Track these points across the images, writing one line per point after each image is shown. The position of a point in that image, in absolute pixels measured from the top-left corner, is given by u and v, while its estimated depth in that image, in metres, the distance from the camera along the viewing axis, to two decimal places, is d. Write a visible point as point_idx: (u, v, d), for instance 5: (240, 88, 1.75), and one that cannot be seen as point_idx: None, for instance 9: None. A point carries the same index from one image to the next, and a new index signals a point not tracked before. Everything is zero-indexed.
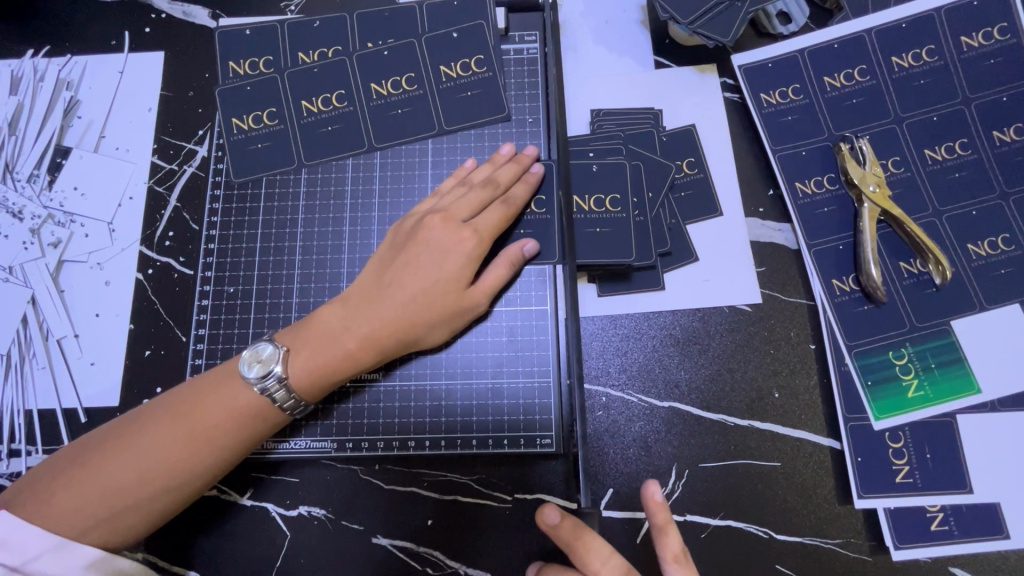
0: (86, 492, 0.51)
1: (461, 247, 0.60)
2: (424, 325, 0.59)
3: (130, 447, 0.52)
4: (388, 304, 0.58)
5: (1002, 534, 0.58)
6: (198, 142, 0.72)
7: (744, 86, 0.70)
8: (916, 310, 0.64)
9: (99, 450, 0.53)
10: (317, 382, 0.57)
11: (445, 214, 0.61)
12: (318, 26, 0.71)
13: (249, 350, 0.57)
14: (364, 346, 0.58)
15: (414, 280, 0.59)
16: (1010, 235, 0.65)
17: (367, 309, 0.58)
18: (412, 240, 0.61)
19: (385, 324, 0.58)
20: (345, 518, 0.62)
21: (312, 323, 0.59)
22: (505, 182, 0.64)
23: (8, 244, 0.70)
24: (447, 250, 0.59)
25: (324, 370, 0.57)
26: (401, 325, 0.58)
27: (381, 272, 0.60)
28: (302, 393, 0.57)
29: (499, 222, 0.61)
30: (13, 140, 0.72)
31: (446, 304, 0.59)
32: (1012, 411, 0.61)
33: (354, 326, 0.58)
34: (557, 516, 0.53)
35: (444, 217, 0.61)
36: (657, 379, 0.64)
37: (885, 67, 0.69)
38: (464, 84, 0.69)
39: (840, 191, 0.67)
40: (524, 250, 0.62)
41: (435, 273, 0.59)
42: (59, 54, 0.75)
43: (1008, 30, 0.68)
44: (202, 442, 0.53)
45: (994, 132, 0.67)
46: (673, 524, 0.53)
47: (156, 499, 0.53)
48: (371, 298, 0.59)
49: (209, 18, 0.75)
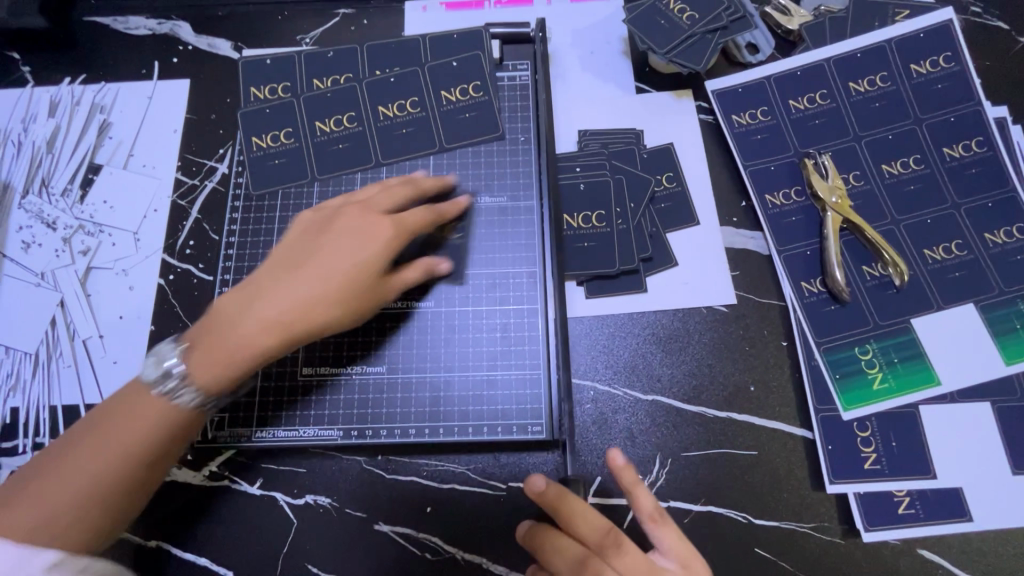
0: (32, 507, 0.49)
1: (382, 240, 0.62)
2: (316, 314, 0.58)
3: (75, 455, 0.51)
4: (290, 293, 0.58)
5: (963, 517, 0.63)
6: (219, 160, 0.78)
7: (716, 109, 0.78)
8: (878, 308, 0.69)
9: (47, 465, 0.51)
10: (220, 372, 0.55)
11: (364, 212, 0.64)
12: (331, 55, 0.79)
13: (153, 353, 0.56)
14: (269, 334, 0.57)
15: (318, 271, 0.59)
16: (963, 241, 0.71)
17: (274, 299, 0.58)
18: (319, 236, 0.62)
19: (282, 314, 0.57)
20: (349, 506, 0.65)
21: (218, 312, 0.58)
22: (411, 189, 0.68)
23: (41, 252, 0.76)
24: (358, 241, 0.61)
25: (234, 361, 0.56)
26: (302, 313, 0.58)
27: (286, 265, 0.60)
28: (204, 384, 0.54)
29: (421, 223, 0.66)
30: (49, 158, 0.79)
31: (331, 296, 0.59)
32: (970, 402, 0.66)
33: (263, 314, 0.57)
34: (543, 484, 0.57)
35: (363, 212, 0.64)
36: (641, 374, 0.68)
37: (844, 92, 0.76)
38: (463, 107, 0.76)
39: (806, 202, 0.73)
40: (438, 264, 0.68)
41: (339, 262, 0.60)
42: (94, 82, 0.82)
43: (952, 58, 0.76)
44: (143, 439, 0.53)
45: (945, 149, 0.74)
46: (639, 483, 0.56)
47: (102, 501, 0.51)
48: (275, 287, 0.58)
49: (231, 49, 0.82)
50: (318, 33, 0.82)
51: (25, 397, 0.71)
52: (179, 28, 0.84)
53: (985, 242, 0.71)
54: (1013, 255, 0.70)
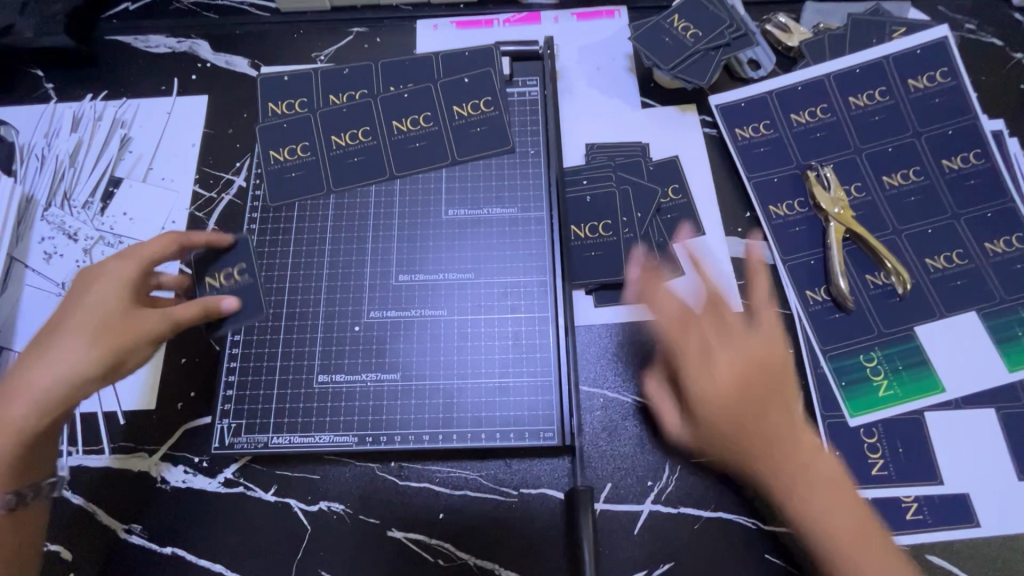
0: None
1: (123, 304, 0.61)
2: (71, 368, 0.58)
3: None
4: (38, 371, 0.58)
5: (971, 522, 0.63)
6: (236, 173, 0.80)
7: (720, 122, 0.80)
8: (882, 316, 0.71)
9: None
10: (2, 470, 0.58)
11: (129, 269, 0.63)
12: (347, 72, 0.81)
13: None
14: (21, 408, 0.58)
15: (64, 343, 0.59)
16: (964, 250, 0.72)
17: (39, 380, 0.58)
18: (70, 297, 0.62)
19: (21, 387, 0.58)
20: (362, 512, 0.66)
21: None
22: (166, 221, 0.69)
23: (62, 263, 0.78)
24: (97, 292, 0.61)
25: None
26: (48, 389, 0.58)
27: (38, 338, 0.61)
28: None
29: (155, 251, 0.65)
30: (71, 171, 0.81)
31: (98, 353, 0.58)
32: (975, 409, 0.67)
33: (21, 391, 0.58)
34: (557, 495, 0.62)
35: (128, 262, 0.63)
36: (649, 382, 0.70)
37: (844, 106, 0.79)
38: (474, 122, 0.79)
39: (809, 213, 0.75)
40: (223, 306, 0.68)
41: (87, 316, 0.60)
42: (116, 98, 0.85)
43: (949, 74, 0.78)
44: None
45: (944, 161, 0.76)
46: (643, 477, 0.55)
47: None
48: (26, 364, 0.59)
49: (249, 66, 0.85)
50: (332, 51, 0.85)
51: None
52: (197, 46, 0.87)
53: (985, 251, 0.72)
54: (1014, 264, 0.72)
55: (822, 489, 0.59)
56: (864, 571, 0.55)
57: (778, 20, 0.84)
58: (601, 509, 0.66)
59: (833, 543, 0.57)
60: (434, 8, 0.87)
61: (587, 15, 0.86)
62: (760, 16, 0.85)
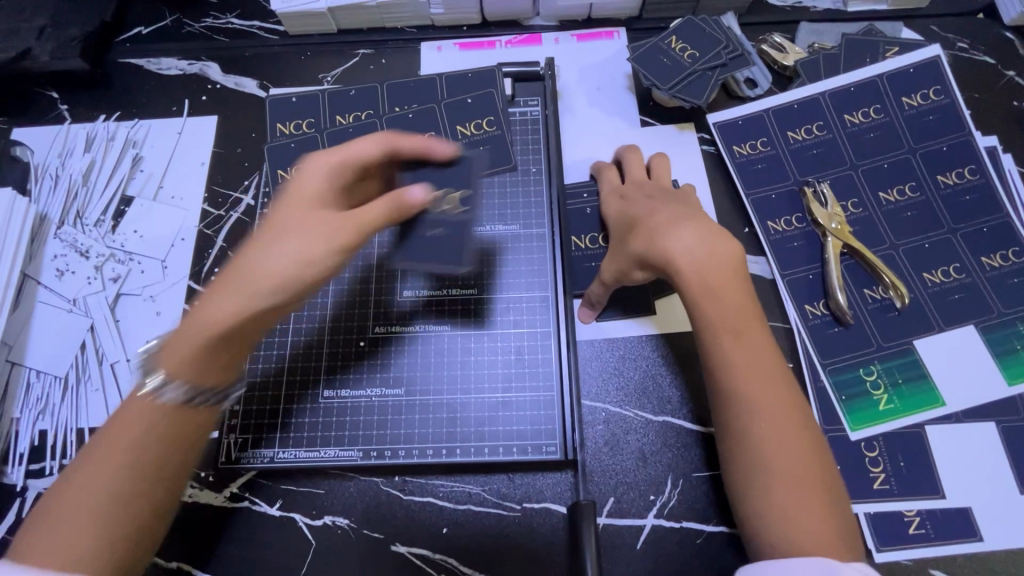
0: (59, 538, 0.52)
1: (311, 208, 0.59)
2: (321, 266, 0.56)
3: (80, 487, 0.54)
4: (170, 347, 0.56)
5: (973, 537, 0.64)
6: (244, 192, 0.82)
7: (718, 140, 0.81)
8: (881, 330, 0.71)
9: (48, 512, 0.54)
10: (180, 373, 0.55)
11: (298, 184, 0.60)
12: (353, 94, 0.83)
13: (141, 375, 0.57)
14: (229, 304, 0.54)
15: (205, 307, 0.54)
16: (960, 265, 0.73)
17: (184, 340, 0.55)
18: (291, 199, 0.60)
19: (199, 325, 0.54)
20: (367, 527, 0.67)
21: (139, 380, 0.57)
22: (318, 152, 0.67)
23: (74, 279, 0.79)
24: (320, 188, 0.60)
25: (194, 341, 0.54)
26: (250, 281, 0.54)
27: (268, 231, 0.58)
28: (181, 375, 0.55)
29: (369, 147, 0.62)
30: (84, 190, 0.83)
31: (332, 240, 0.56)
32: (976, 422, 0.67)
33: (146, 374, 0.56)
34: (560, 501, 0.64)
35: (324, 160, 0.61)
36: (651, 397, 0.70)
37: (840, 123, 0.80)
38: (477, 140, 0.81)
39: (807, 228, 0.76)
40: (410, 194, 0.58)
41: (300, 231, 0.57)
42: (128, 118, 0.87)
43: (942, 91, 0.80)
44: (115, 475, 0.54)
45: (939, 177, 0.77)
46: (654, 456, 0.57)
47: (119, 522, 0.53)
48: (256, 256, 0.56)
49: (258, 88, 0.87)
50: (339, 73, 0.87)
51: (53, 420, 0.73)
52: (208, 68, 0.89)
53: (982, 266, 0.73)
54: (1010, 278, 0.72)
55: (772, 432, 0.56)
56: (798, 524, 0.53)
57: (774, 40, 0.86)
58: (604, 523, 0.66)
59: (771, 491, 0.55)
60: (438, 30, 0.89)
61: (587, 36, 0.88)
62: (756, 37, 0.87)
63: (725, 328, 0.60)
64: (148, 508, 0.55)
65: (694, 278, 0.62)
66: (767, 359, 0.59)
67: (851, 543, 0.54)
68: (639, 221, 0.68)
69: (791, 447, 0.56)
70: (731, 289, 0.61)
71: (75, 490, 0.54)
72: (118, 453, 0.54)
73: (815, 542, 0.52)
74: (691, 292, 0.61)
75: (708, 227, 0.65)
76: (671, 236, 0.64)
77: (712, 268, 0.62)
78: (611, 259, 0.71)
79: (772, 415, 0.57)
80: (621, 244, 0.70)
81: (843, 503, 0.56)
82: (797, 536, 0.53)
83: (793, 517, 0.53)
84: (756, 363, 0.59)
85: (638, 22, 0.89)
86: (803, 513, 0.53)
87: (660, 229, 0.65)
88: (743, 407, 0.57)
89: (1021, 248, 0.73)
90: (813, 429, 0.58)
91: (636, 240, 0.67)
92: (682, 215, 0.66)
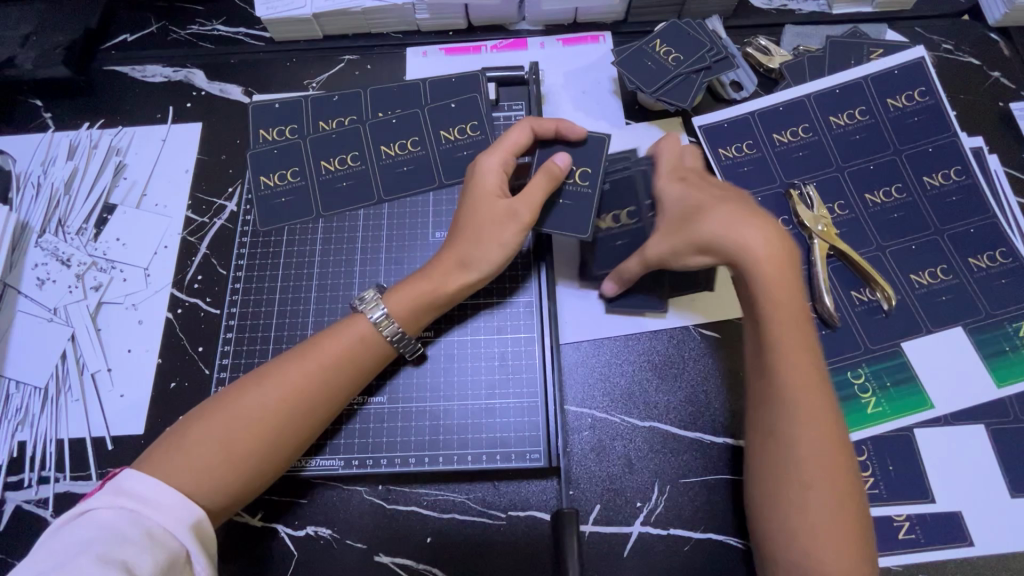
0: (195, 468, 0.55)
1: (496, 202, 0.68)
2: (510, 246, 0.67)
3: (209, 422, 0.58)
4: (296, 368, 0.61)
5: (964, 541, 0.63)
6: (228, 199, 0.82)
7: (704, 142, 0.81)
8: (869, 333, 0.71)
9: (180, 440, 0.57)
10: (362, 344, 0.64)
11: (501, 154, 0.70)
12: (336, 99, 0.83)
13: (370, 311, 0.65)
14: (460, 270, 0.67)
15: (333, 354, 0.62)
16: (948, 266, 0.73)
17: (300, 367, 0.61)
18: (474, 183, 0.70)
19: (324, 371, 0.61)
20: (349, 537, 0.66)
21: (240, 383, 0.61)
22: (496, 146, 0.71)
23: (55, 288, 0.78)
24: (496, 173, 0.69)
25: (420, 294, 0.66)
26: (462, 263, 0.67)
27: (457, 220, 0.69)
28: (406, 327, 0.66)
29: (523, 137, 0.70)
30: (66, 199, 0.83)
31: (514, 224, 0.67)
32: (965, 425, 0.67)
33: (276, 390, 0.59)
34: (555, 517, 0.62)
35: (499, 151, 0.70)
36: (637, 402, 0.69)
37: (825, 125, 0.80)
38: (461, 145, 0.80)
39: (793, 231, 0.76)
40: (558, 162, 0.69)
41: (505, 209, 0.67)
42: (112, 126, 0.87)
43: (926, 93, 0.80)
44: (291, 426, 0.59)
45: (925, 178, 0.77)
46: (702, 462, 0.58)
47: (245, 460, 0.57)
48: (466, 239, 0.67)
49: (242, 94, 0.87)
50: (324, 78, 0.87)
51: (32, 431, 0.72)
52: (193, 75, 0.89)
53: (969, 267, 0.73)
54: (998, 279, 0.72)
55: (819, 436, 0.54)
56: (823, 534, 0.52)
57: (759, 43, 0.86)
58: (590, 530, 0.65)
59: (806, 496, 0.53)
60: (424, 35, 0.89)
61: (573, 40, 0.88)
62: (740, 40, 0.87)
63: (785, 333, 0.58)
64: (265, 464, 0.58)
65: (766, 275, 0.59)
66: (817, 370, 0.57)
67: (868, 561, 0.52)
68: (702, 207, 0.64)
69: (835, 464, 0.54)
70: (784, 294, 0.59)
71: (204, 427, 0.57)
72: (251, 429, 0.58)
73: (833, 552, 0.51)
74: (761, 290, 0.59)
75: (776, 228, 0.62)
76: (742, 228, 0.61)
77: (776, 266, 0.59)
78: (669, 242, 0.65)
79: (817, 425, 0.54)
80: (679, 228, 0.64)
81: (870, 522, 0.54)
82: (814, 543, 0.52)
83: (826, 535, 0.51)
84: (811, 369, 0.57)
85: (624, 26, 0.88)
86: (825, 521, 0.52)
87: (730, 220, 0.61)
88: (792, 418, 0.55)
89: (1008, 248, 0.73)
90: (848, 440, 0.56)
91: (703, 228, 0.62)
92: (748, 211, 0.63)
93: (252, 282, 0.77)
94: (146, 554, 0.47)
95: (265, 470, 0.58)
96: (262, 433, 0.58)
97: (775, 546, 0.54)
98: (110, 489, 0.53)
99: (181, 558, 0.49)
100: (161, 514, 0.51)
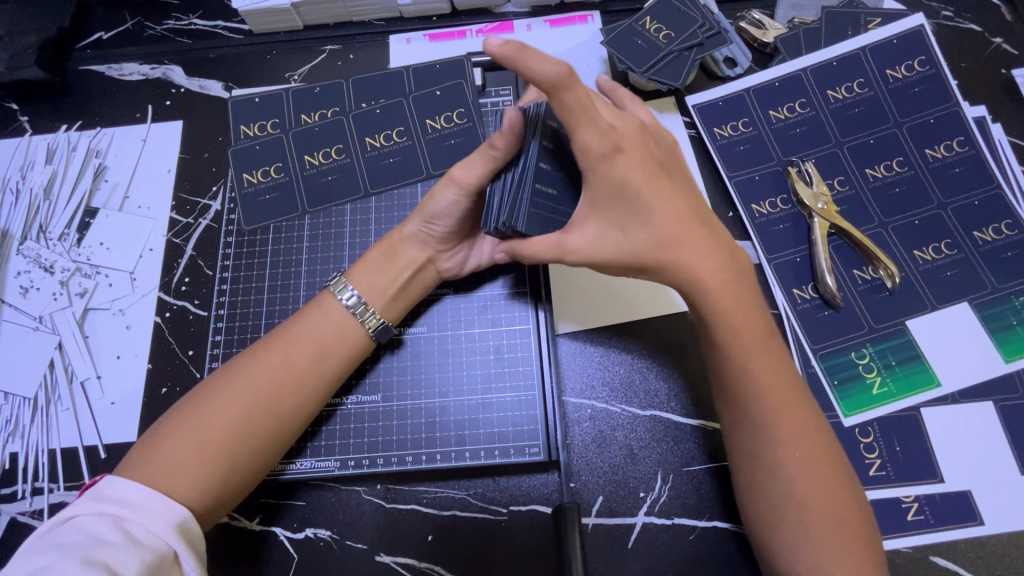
0: (172, 472, 0.53)
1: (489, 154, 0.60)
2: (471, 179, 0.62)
3: (182, 423, 0.56)
4: (266, 361, 0.60)
5: (975, 521, 0.62)
6: (212, 198, 0.80)
7: (699, 122, 0.78)
8: (871, 311, 0.69)
9: (155, 445, 0.55)
10: (337, 333, 0.63)
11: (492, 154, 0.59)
12: (318, 91, 0.82)
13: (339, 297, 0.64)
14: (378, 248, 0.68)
15: (306, 341, 0.62)
16: (952, 240, 0.71)
17: (270, 361, 0.60)
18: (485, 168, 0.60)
19: (297, 359, 0.60)
20: (350, 538, 0.64)
21: (212, 380, 0.59)
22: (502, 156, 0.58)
23: (39, 296, 0.77)
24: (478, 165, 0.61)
25: (388, 276, 0.67)
26: (388, 244, 0.68)
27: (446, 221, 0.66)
28: (376, 305, 0.66)
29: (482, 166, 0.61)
30: (47, 204, 0.81)
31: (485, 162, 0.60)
32: (973, 402, 0.65)
33: (251, 382, 0.58)
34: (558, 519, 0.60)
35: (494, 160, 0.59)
36: (637, 391, 0.68)
37: (822, 99, 0.77)
38: (447, 134, 0.79)
39: (793, 209, 0.74)
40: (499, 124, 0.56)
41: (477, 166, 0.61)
42: (91, 127, 0.85)
43: (927, 62, 0.77)
44: (271, 423, 0.58)
45: (927, 150, 0.74)
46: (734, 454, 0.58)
47: (226, 463, 0.55)
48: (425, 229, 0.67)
49: (222, 89, 0.85)
50: (305, 70, 0.84)
51: (24, 442, 0.71)
52: (170, 72, 0.86)
53: (974, 240, 0.71)
54: (1004, 252, 0.70)
55: (794, 455, 0.53)
56: (805, 543, 0.52)
57: (752, 17, 0.83)
58: (593, 522, 0.64)
59: (796, 504, 0.52)
60: (406, 21, 0.86)
61: (560, 21, 0.85)
62: (734, 13, 0.84)
63: (747, 333, 0.55)
64: (247, 463, 0.57)
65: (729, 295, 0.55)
66: (791, 372, 0.56)
67: (868, 557, 0.51)
68: (639, 214, 0.57)
69: (840, 463, 0.54)
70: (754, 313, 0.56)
71: (179, 429, 0.55)
72: (229, 421, 0.56)
73: (822, 548, 0.51)
74: (712, 314, 0.56)
75: (720, 243, 0.58)
76: (687, 252, 0.56)
77: (735, 290, 0.56)
78: (657, 221, 0.57)
79: (794, 443, 0.53)
80: (622, 231, 0.57)
81: (872, 538, 0.52)
82: (804, 545, 0.52)
83: (815, 549, 0.51)
84: (783, 397, 0.54)
85: (612, 4, 0.85)
86: (820, 536, 0.51)
87: (687, 242, 0.56)
88: (774, 444, 0.53)
89: (1013, 219, 0.71)
90: (835, 453, 0.54)
91: (644, 236, 0.56)
92: (687, 224, 0.57)
93: (240, 283, 0.75)
94: (130, 555, 0.46)
95: (247, 471, 0.57)
96: (241, 426, 0.56)
97: (780, 550, 0.53)
98: (90, 495, 0.51)
99: (169, 557, 0.49)
100: (144, 518, 0.50)
